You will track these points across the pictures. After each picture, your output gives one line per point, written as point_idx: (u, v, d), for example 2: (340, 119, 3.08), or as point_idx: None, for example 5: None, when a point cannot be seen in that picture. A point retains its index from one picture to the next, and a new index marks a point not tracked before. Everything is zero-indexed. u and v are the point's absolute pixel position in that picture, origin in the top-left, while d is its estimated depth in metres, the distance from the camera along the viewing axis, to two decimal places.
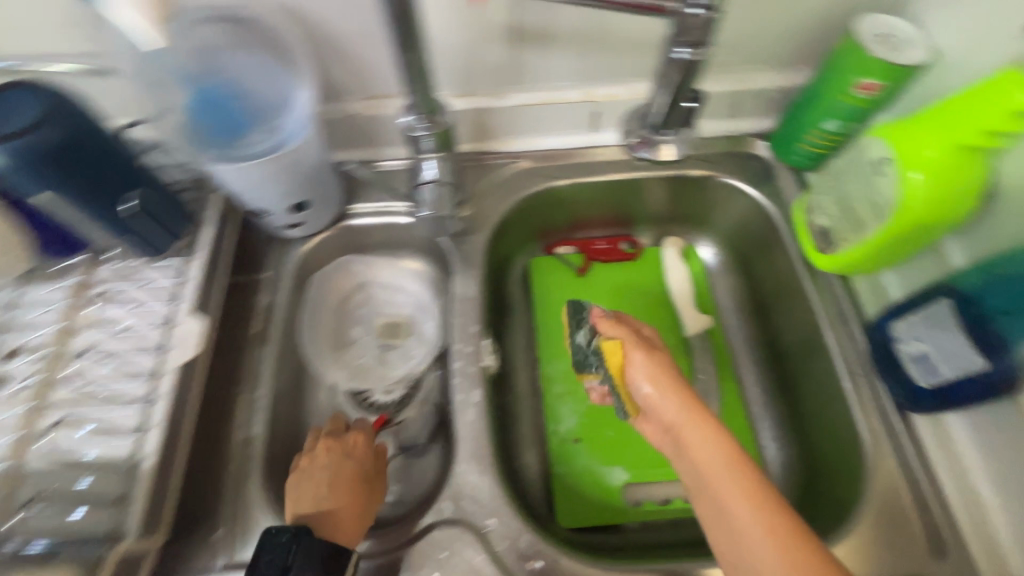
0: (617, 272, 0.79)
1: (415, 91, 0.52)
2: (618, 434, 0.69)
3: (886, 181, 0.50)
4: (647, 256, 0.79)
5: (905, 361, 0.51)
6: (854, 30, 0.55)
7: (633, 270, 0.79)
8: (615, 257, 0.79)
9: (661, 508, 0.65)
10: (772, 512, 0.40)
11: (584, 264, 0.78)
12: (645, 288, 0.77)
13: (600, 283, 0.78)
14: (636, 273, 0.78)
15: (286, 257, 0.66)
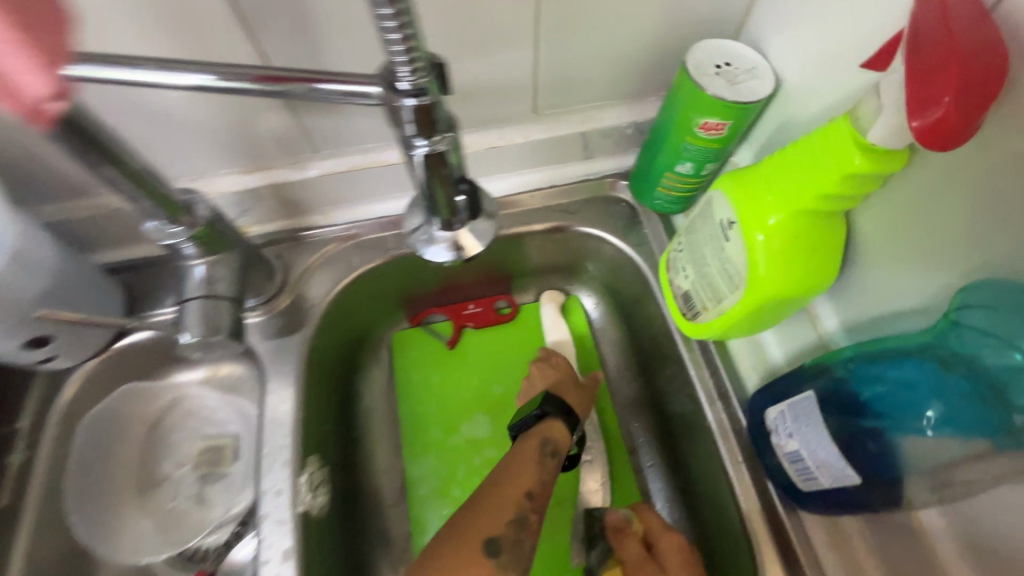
0: (492, 340, 0.68)
1: (137, 194, 0.40)
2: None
3: (733, 247, 0.42)
4: (523, 319, 0.69)
5: (781, 459, 0.42)
6: (685, 64, 0.46)
7: (507, 337, 0.68)
8: (489, 321, 0.69)
9: None
10: None
11: (453, 337, 0.67)
12: (521, 358, 0.67)
13: (472, 358, 0.67)
14: (512, 340, 0.68)
15: (50, 394, 0.53)
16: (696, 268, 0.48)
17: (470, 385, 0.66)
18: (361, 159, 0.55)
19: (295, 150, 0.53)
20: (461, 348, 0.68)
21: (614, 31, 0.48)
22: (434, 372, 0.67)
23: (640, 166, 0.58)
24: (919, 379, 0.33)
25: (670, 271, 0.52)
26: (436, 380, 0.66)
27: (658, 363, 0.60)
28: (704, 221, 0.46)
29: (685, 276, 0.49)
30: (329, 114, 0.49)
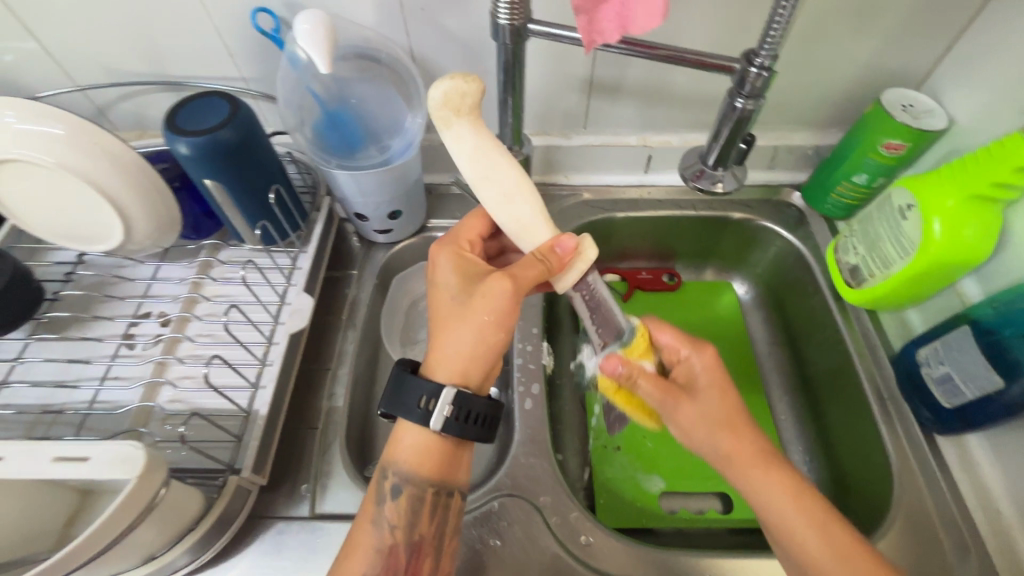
0: (661, 303, 0.85)
1: (507, 122, 0.63)
2: (657, 447, 0.74)
3: (909, 224, 0.58)
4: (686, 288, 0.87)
5: (930, 384, 0.57)
6: (882, 100, 0.65)
7: (673, 299, 0.86)
8: (660, 288, 0.86)
9: (697, 517, 0.69)
10: (808, 501, 0.49)
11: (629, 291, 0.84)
12: (684, 315, 0.84)
13: (642, 310, 0.85)
14: (680, 306, 0.85)
15: (372, 258, 0.75)
16: (868, 246, 0.64)
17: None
18: (611, 138, 0.77)
19: (571, 124, 0.75)
20: (636, 304, 0.85)
21: (830, 71, 0.68)
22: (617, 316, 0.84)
23: (818, 177, 0.75)
24: None
25: (839, 252, 0.69)
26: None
27: (810, 335, 0.75)
28: (881, 211, 0.63)
29: (856, 253, 0.66)
30: (609, 100, 0.72)
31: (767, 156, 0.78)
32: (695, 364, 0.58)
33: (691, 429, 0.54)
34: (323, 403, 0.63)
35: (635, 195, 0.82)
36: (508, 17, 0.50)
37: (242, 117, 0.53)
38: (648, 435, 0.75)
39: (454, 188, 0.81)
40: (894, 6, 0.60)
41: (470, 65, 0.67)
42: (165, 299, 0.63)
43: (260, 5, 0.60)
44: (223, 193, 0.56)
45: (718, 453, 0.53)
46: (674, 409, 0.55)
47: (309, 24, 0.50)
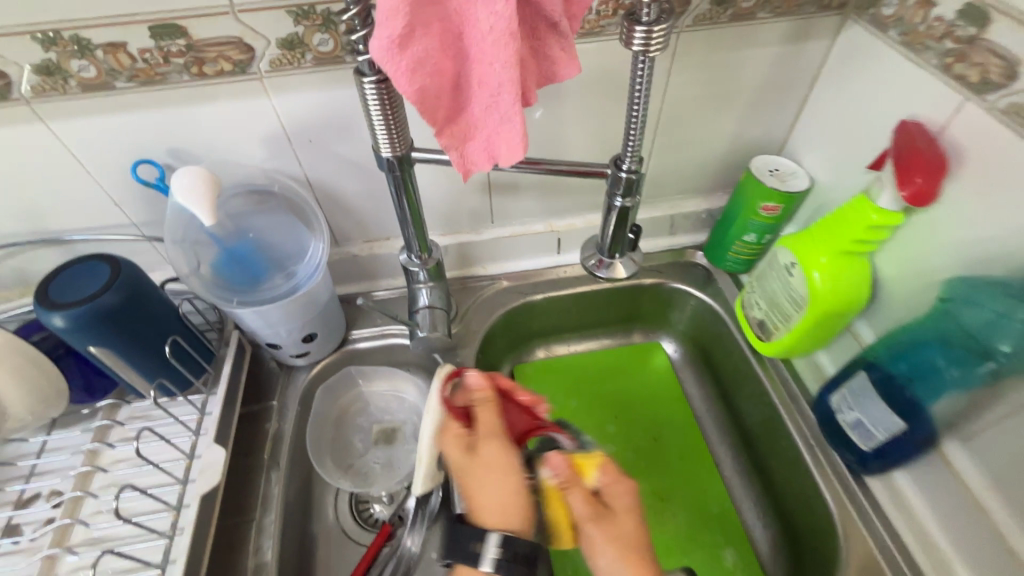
0: (598, 376, 0.85)
1: (409, 236, 0.64)
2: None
3: (796, 280, 0.63)
4: (620, 354, 0.88)
5: (846, 428, 0.59)
6: (751, 169, 0.71)
7: (608, 366, 0.86)
8: (597, 361, 0.87)
9: None
10: None
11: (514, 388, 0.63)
12: (621, 383, 0.85)
13: (579, 383, 0.85)
14: (617, 377, 0.85)
15: (293, 384, 0.72)
16: (767, 301, 0.68)
17: (583, 411, 0.82)
18: (519, 228, 0.80)
19: (478, 221, 0.77)
20: (575, 378, 0.85)
21: (703, 146, 0.74)
22: (557, 395, 0.83)
23: (714, 239, 0.81)
24: (931, 356, 0.51)
25: (746, 308, 0.73)
26: (556, 404, 0.82)
27: (742, 390, 0.76)
28: (771, 268, 0.68)
29: (760, 307, 0.70)
30: (509, 195, 0.75)
31: (666, 224, 0.83)
32: (610, 485, 0.55)
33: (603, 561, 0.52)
34: (249, 564, 0.58)
35: (552, 275, 0.84)
36: (390, 149, 0.51)
37: (121, 281, 0.51)
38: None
39: (372, 296, 0.81)
40: (742, 90, 0.67)
41: (365, 184, 0.68)
42: (55, 478, 0.57)
43: (140, 156, 0.59)
44: (111, 358, 0.53)
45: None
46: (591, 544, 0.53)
47: (188, 178, 0.49)
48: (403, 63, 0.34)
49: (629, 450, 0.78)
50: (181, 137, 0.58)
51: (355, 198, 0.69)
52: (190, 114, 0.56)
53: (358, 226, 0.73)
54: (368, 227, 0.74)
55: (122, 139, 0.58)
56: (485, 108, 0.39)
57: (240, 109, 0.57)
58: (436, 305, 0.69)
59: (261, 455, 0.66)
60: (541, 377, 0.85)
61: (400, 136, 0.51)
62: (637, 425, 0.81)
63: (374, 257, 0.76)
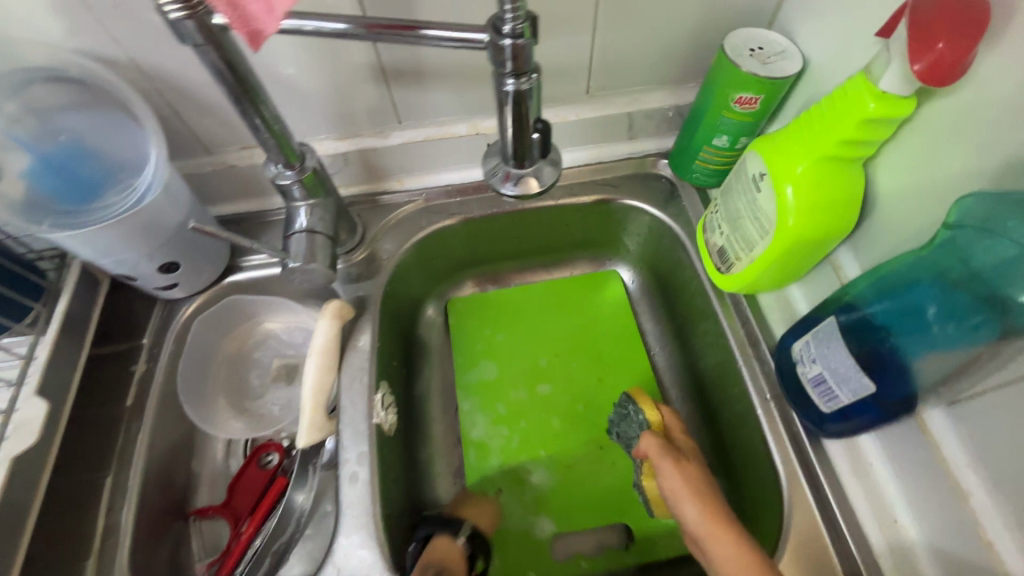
0: (541, 311, 0.74)
1: (264, 140, 0.49)
2: (534, 493, 0.63)
3: (763, 197, 0.48)
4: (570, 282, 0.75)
5: (805, 384, 0.47)
6: (725, 46, 0.54)
7: (555, 298, 0.74)
8: (542, 291, 0.75)
9: (594, 559, 0.60)
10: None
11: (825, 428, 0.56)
12: (568, 317, 0.73)
13: (521, 318, 0.73)
14: (564, 313, 0.73)
15: (166, 319, 0.62)
16: (731, 223, 0.54)
17: (518, 352, 0.71)
18: (436, 130, 0.64)
19: (382, 121, 0.62)
20: (513, 311, 0.74)
21: (667, 15, 0.56)
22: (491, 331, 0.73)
23: (680, 144, 0.65)
24: (924, 300, 0.39)
25: (708, 234, 0.59)
26: (486, 340, 0.72)
27: (701, 334, 0.64)
28: (738, 181, 0.53)
29: (721, 232, 0.56)
30: (413, 86, 0.58)
31: (624, 125, 0.67)
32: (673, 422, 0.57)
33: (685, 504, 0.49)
34: (102, 524, 0.51)
35: (483, 191, 0.70)
36: (180, 10, 0.37)
37: None
38: (519, 485, 0.64)
39: (266, 215, 0.68)
40: None
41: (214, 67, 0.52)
42: None
43: None
44: None
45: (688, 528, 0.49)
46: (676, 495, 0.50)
47: None
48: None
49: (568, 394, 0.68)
50: None
51: (206, 89, 0.53)
52: None
53: (224, 127, 0.59)
54: (237, 128, 0.59)
55: None
56: None
57: None
58: (317, 229, 0.56)
59: (124, 401, 0.57)
60: (475, 311, 0.73)
61: None
62: (583, 369, 0.70)
63: (255, 166, 0.62)
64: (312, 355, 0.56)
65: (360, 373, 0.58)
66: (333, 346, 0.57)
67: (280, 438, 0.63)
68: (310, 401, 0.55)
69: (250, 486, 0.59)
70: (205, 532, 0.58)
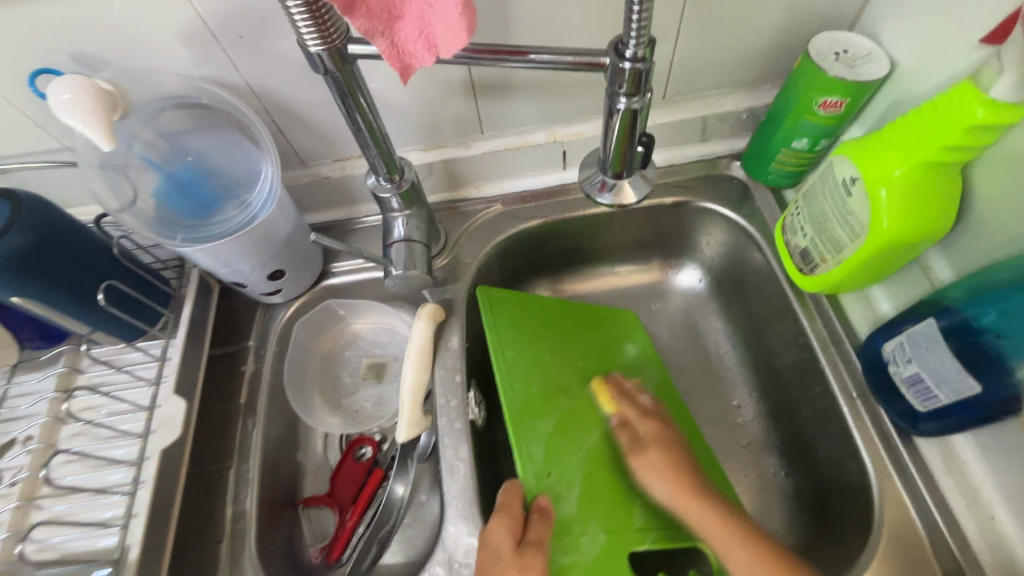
0: (556, 333, 0.64)
1: (372, 156, 0.53)
2: (579, 560, 0.51)
3: (856, 201, 0.49)
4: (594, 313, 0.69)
5: (900, 384, 0.49)
6: (811, 51, 0.54)
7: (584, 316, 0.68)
8: (551, 312, 0.66)
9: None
10: None
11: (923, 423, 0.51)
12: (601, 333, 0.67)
13: (549, 319, 0.65)
14: (573, 341, 0.65)
15: (269, 322, 0.67)
16: (814, 225, 0.55)
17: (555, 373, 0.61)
18: (516, 139, 0.67)
19: (466, 131, 0.65)
20: (532, 326, 0.63)
21: (750, 21, 0.57)
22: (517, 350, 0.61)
23: (755, 146, 0.66)
24: None
25: (787, 235, 0.60)
26: (513, 359, 0.60)
27: (779, 335, 0.65)
28: (823, 184, 0.54)
29: (804, 234, 0.57)
30: (499, 98, 0.61)
31: (697, 129, 0.68)
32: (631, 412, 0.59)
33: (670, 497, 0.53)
34: (229, 510, 0.56)
35: (558, 196, 0.72)
36: (319, 44, 0.39)
37: (27, 218, 0.44)
38: (559, 545, 0.52)
39: (353, 223, 0.72)
40: None
41: (322, 89, 0.55)
42: (24, 424, 0.54)
43: (40, 66, 0.48)
44: (41, 308, 0.46)
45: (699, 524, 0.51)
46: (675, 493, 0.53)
47: (70, 89, 0.39)
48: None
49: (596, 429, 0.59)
50: (80, 36, 0.47)
51: (312, 109, 0.57)
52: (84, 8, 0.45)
53: (323, 143, 0.63)
54: (334, 143, 0.63)
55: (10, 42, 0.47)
56: None
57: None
58: (414, 238, 0.60)
59: (239, 399, 0.62)
60: (506, 307, 0.63)
61: (330, 25, 0.38)
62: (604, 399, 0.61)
63: (347, 178, 0.66)
64: (409, 356, 0.60)
65: (452, 373, 0.62)
66: (429, 347, 0.61)
67: (372, 432, 0.67)
68: (409, 399, 0.59)
69: (348, 478, 0.63)
70: (311, 519, 0.63)
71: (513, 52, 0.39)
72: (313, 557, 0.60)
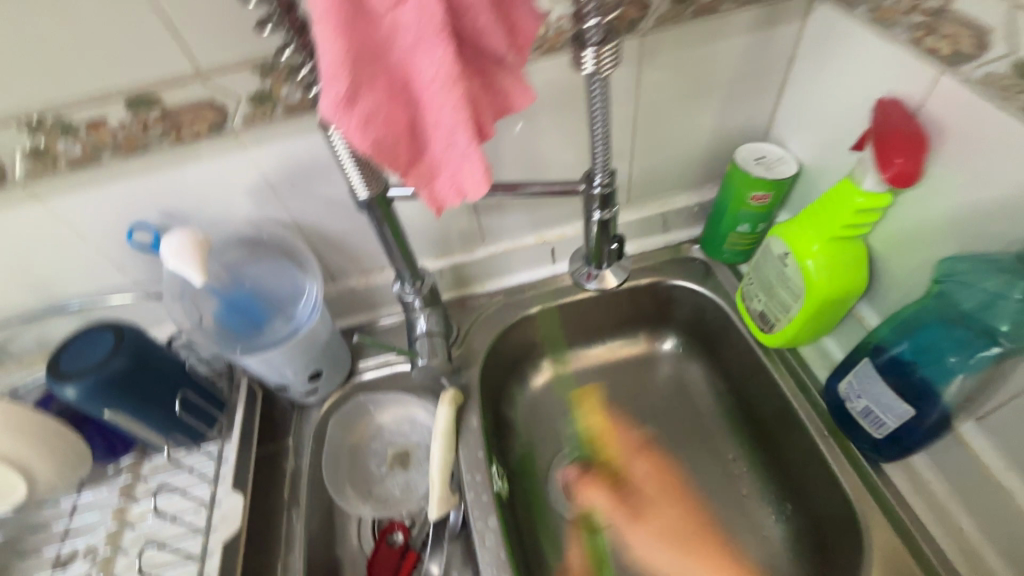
0: None
1: (399, 267, 0.65)
2: None
3: (791, 270, 0.62)
4: None
5: (857, 417, 0.58)
6: (736, 159, 0.70)
7: None
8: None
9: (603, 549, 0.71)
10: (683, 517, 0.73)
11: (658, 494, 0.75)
12: None
13: None
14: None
15: (304, 421, 0.74)
16: (765, 292, 0.67)
17: None
18: (511, 243, 0.80)
19: (470, 241, 0.78)
20: None
21: (686, 141, 0.73)
22: None
23: (708, 232, 0.80)
24: (937, 340, 0.50)
25: (746, 301, 0.72)
26: None
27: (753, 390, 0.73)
28: (766, 259, 0.67)
29: (759, 300, 0.69)
30: (496, 213, 0.75)
31: (659, 222, 0.82)
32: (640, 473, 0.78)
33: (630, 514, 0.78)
34: None
35: (550, 286, 0.84)
36: (367, 191, 0.52)
37: (124, 344, 0.53)
38: None
39: (375, 325, 0.82)
40: (717, 84, 0.67)
41: (355, 219, 0.69)
42: (88, 535, 0.59)
43: (134, 222, 0.61)
44: (125, 419, 0.55)
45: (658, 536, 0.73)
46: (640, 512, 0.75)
47: (176, 242, 0.51)
48: (353, 119, 0.34)
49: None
50: (170, 198, 0.60)
51: (346, 235, 0.70)
52: (178, 178, 0.59)
53: (351, 260, 0.75)
54: (362, 259, 0.75)
55: (114, 208, 0.59)
56: (442, 146, 0.39)
57: (223, 165, 0.59)
58: (434, 332, 0.70)
59: (281, 495, 0.67)
60: None
61: (374, 178, 0.52)
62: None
63: (371, 287, 0.78)
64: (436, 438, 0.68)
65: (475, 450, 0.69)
66: (453, 427, 0.69)
67: (401, 518, 0.71)
68: (438, 477, 0.66)
69: (385, 563, 0.67)
70: None
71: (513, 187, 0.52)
72: None
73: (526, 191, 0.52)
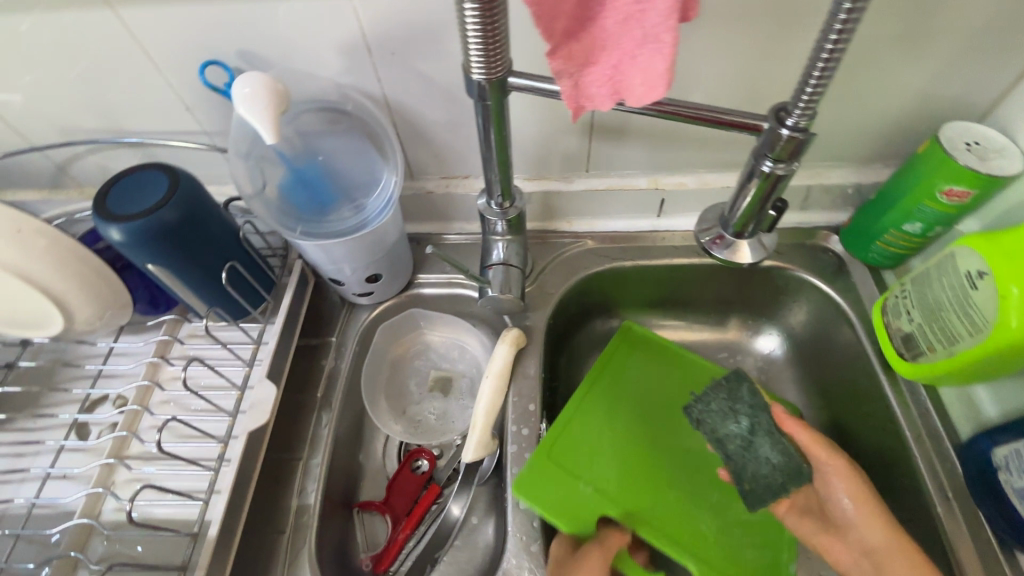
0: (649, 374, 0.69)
1: (493, 179, 0.54)
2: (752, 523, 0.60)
3: (980, 294, 0.48)
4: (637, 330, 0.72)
5: (1011, 496, 0.47)
6: (941, 137, 0.55)
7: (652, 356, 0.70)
8: None
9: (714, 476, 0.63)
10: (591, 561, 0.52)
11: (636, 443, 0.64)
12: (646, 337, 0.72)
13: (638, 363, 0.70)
14: (667, 419, 0.67)
15: (351, 322, 0.68)
16: (925, 312, 0.54)
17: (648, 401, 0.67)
18: (617, 181, 0.68)
19: (572, 167, 0.66)
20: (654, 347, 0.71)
21: (877, 101, 0.57)
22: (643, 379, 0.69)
23: (859, 223, 0.65)
24: None
25: (888, 316, 0.58)
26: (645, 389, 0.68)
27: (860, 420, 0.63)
28: (941, 273, 0.53)
29: (910, 319, 0.55)
30: (613, 141, 0.62)
31: (800, 197, 0.68)
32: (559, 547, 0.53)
33: (845, 495, 0.55)
34: (294, 501, 0.57)
35: (646, 242, 0.72)
36: (482, 72, 0.41)
37: (178, 194, 0.47)
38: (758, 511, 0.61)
39: (443, 238, 0.74)
40: (954, 29, 0.50)
41: (453, 111, 0.58)
42: (120, 383, 0.56)
43: (209, 55, 0.52)
44: (168, 276, 0.49)
45: (861, 549, 0.53)
46: (824, 477, 0.56)
47: (251, 87, 0.43)
48: None
49: (599, 491, 0.59)
50: (250, 35, 0.51)
51: (438, 128, 0.60)
52: (264, 12, 0.49)
53: (436, 159, 0.65)
54: (448, 162, 0.65)
55: (189, 35, 0.51)
56: (622, 20, 0.30)
57: (310, 8, 0.49)
58: (511, 263, 0.62)
59: (316, 393, 0.63)
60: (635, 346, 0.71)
61: (497, 56, 0.40)
62: (596, 445, 0.62)
63: (450, 195, 0.68)
64: (488, 377, 0.61)
65: (527, 401, 0.62)
66: (509, 370, 0.62)
67: (430, 447, 0.65)
68: (481, 421, 0.59)
69: (405, 489, 0.61)
70: (363, 525, 0.61)
71: (671, 105, 0.39)
72: (362, 565, 0.58)
73: (687, 114, 0.39)
